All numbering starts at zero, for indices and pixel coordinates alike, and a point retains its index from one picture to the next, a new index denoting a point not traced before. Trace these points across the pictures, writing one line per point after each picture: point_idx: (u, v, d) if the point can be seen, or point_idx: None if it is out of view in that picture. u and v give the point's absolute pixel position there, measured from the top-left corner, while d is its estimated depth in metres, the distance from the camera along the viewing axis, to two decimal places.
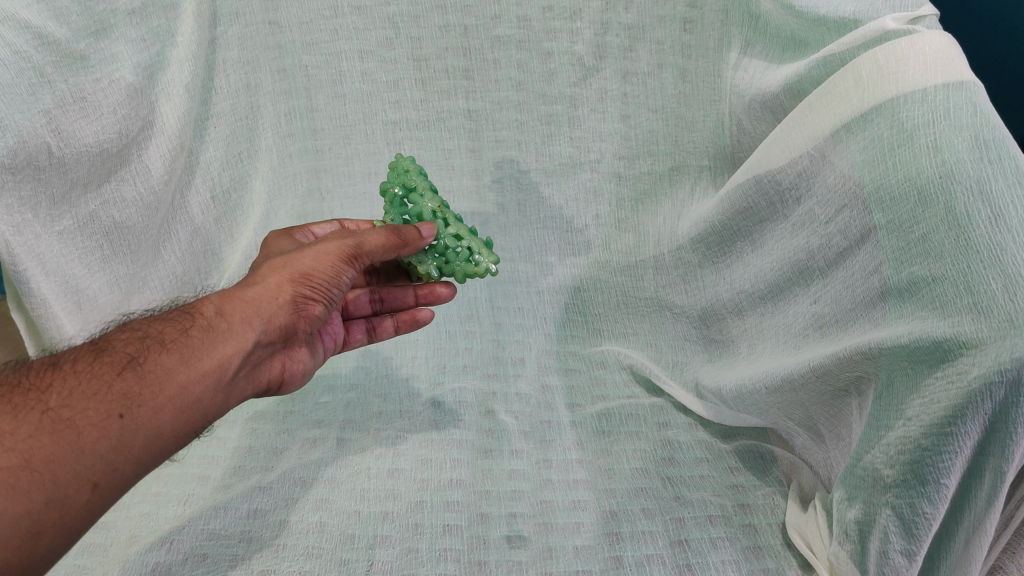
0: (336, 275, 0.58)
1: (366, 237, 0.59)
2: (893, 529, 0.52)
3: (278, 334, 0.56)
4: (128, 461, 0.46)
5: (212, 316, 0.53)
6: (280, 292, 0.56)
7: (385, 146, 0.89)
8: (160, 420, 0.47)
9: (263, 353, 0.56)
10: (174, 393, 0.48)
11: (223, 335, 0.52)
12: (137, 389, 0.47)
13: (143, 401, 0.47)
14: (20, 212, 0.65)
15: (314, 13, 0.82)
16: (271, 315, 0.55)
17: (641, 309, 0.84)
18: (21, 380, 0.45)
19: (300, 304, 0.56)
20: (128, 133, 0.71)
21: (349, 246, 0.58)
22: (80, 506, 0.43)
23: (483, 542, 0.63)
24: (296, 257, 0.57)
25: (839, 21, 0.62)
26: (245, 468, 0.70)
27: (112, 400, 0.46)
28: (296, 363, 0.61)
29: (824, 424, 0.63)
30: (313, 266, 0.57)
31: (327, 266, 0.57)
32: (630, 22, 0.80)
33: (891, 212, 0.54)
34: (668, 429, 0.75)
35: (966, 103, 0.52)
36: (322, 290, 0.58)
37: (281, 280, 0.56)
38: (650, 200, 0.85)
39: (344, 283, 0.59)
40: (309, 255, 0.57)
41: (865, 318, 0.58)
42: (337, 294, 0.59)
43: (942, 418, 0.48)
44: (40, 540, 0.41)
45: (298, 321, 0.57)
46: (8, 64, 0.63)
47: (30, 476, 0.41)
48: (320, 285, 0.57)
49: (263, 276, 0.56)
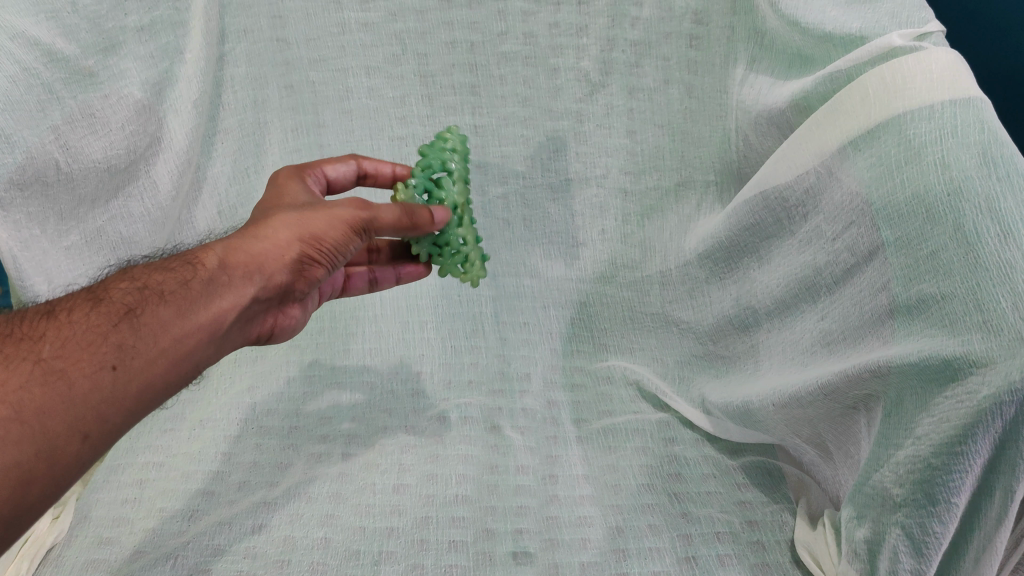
0: (343, 243, 0.56)
1: (380, 210, 0.56)
2: (903, 548, 0.52)
3: (276, 290, 0.56)
4: (119, 413, 0.45)
5: (213, 268, 0.52)
6: (285, 253, 0.54)
7: (391, 161, 0.88)
8: (153, 371, 0.47)
9: (259, 307, 0.56)
10: (169, 345, 0.48)
11: (221, 291, 0.52)
12: (132, 341, 0.47)
13: (136, 352, 0.47)
14: (28, 227, 0.65)
15: (321, 30, 0.83)
16: (272, 273, 0.54)
17: (647, 324, 0.84)
18: (16, 331, 0.45)
19: (302, 264, 0.56)
20: (135, 149, 0.71)
21: (361, 217, 0.56)
22: (71, 457, 0.43)
23: (489, 559, 0.63)
24: (307, 217, 0.56)
25: (845, 37, 0.63)
26: (250, 483, 0.70)
27: (105, 350, 0.46)
28: (288, 316, 0.61)
29: (832, 442, 0.63)
30: (322, 231, 0.55)
31: (335, 232, 0.56)
32: (636, 39, 0.80)
33: (899, 229, 0.54)
34: (674, 444, 0.75)
35: (974, 120, 0.52)
36: (328, 255, 0.56)
37: (289, 239, 0.55)
38: (656, 215, 0.85)
39: (349, 249, 0.58)
40: (320, 217, 0.55)
41: (872, 335, 0.58)
42: (341, 260, 0.58)
43: (952, 437, 0.48)
44: (30, 490, 0.40)
45: (297, 281, 0.57)
46: (18, 80, 0.63)
47: (19, 427, 0.41)
48: (326, 251, 0.56)
49: (271, 231, 0.55)
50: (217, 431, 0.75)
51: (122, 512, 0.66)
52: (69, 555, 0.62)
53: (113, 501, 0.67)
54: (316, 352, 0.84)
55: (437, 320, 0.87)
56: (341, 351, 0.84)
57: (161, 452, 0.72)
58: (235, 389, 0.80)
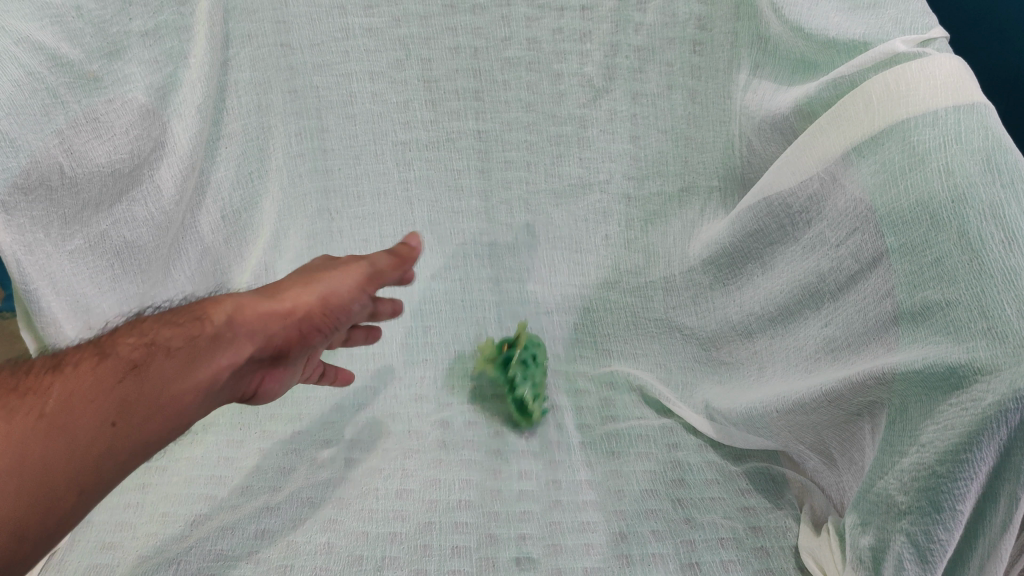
0: (348, 300, 0.62)
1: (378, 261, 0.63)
2: (908, 556, 0.51)
3: (276, 350, 0.59)
4: (115, 466, 0.49)
5: (219, 325, 0.56)
6: (292, 311, 0.59)
7: (395, 166, 0.89)
8: (150, 427, 0.50)
9: (253, 365, 0.58)
10: (167, 402, 0.51)
11: (225, 347, 0.55)
12: (133, 397, 0.50)
13: (136, 409, 0.50)
14: (32, 232, 0.64)
15: (326, 34, 0.82)
16: (275, 332, 0.58)
17: (650, 330, 0.84)
18: (22, 382, 0.48)
19: (308, 323, 0.60)
20: (139, 154, 0.70)
21: (365, 271, 0.62)
22: (67, 508, 0.46)
23: (492, 565, 0.63)
24: (317, 279, 0.61)
25: (849, 43, 0.63)
26: (252, 488, 0.70)
27: (106, 407, 0.49)
28: (278, 382, 0.62)
29: (836, 448, 0.63)
30: (335, 290, 0.61)
31: (342, 289, 0.61)
32: (639, 44, 0.81)
33: (903, 235, 0.54)
34: (678, 450, 0.75)
35: (978, 127, 0.53)
36: (333, 315, 0.61)
37: (299, 297, 0.60)
38: (660, 220, 0.85)
39: (353, 310, 0.62)
40: (330, 278, 0.62)
41: (877, 341, 0.58)
42: (342, 321, 0.63)
43: (957, 445, 0.47)
44: (23, 541, 0.44)
45: (300, 339, 0.60)
46: (22, 85, 0.62)
47: (19, 480, 0.44)
48: (332, 308, 0.61)
49: (281, 293, 0.60)
50: (219, 437, 0.74)
51: (123, 517, 0.66)
52: (71, 560, 0.62)
53: (115, 506, 0.67)
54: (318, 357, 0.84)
55: (440, 324, 0.87)
56: (344, 355, 0.84)
57: (163, 457, 0.72)
58: None
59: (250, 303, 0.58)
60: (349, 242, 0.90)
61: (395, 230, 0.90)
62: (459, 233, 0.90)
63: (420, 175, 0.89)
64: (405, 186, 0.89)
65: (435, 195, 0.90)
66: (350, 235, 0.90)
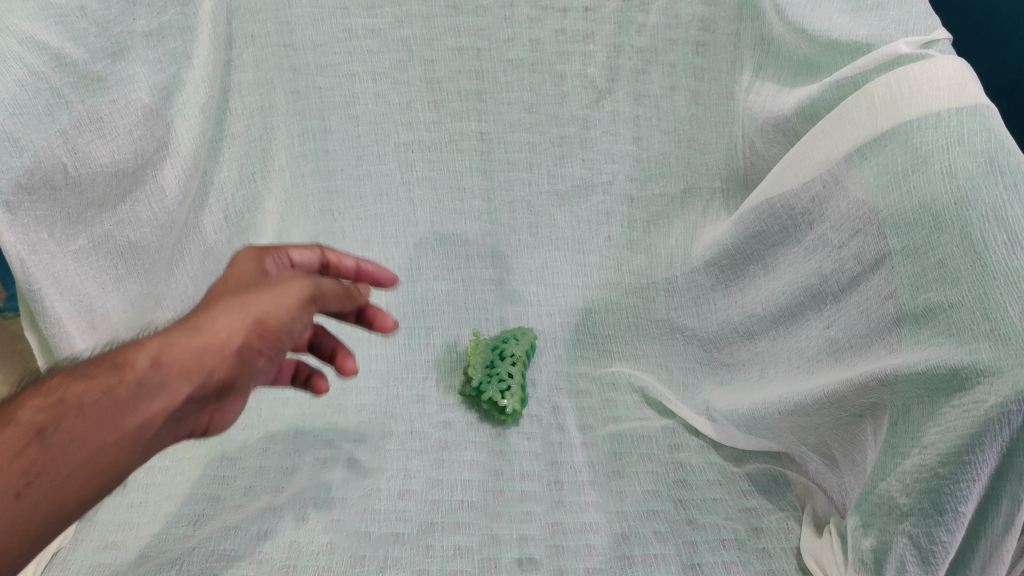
0: (289, 322, 0.47)
1: (325, 281, 0.50)
2: (910, 558, 0.51)
3: (213, 391, 0.45)
4: (22, 543, 0.38)
5: (145, 368, 0.42)
6: (225, 342, 0.44)
7: (397, 167, 0.88)
8: (65, 493, 0.39)
9: (190, 409, 0.44)
10: (80, 463, 0.39)
11: (151, 397, 0.42)
12: (41, 463, 0.39)
13: (46, 473, 0.39)
14: (37, 231, 0.64)
15: (329, 35, 0.82)
16: (212, 369, 0.44)
17: (652, 331, 0.84)
18: None
19: (247, 355, 0.46)
20: (144, 153, 0.70)
21: (309, 289, 0.49)
22: None
23: (495, 565, 0.63)
24: (249, 296, 0.46)
25: (851, 45, 0.63)
26: (255, 489, 0.70)
27: (6, 474, 0.38)
28: (228, 412, 0.48)
29: (839, 450, 0.63)
30: (272, 311, 0.46)
31: (282, 310, 0.47)
32: (641, 45, 0.81)
33: (906, 237, 0.54)
34: (680, 451, 0.75)
35: (980, 128, 0.53)
36: (273, 342, 0.47)
37: (230, 326, 0.45)
38: (662, 221, 0.85)
39: (295, 333, 0.48)
40: (265, 297, 0.46)
41: (879, 343, 0.58)
42: (286, 344, 0.49)
43: (960, 447, 0.47)
44: None
45: (242, 368, 0.46)
46: (26, 84, 0.62)
47: None
48: (273, 331, 0.46)
49: (209, 318, 0.45)
50: (222, 437, 0.74)
51: (126, 517, 0.66)
52: (74, 559, 0.62)
53: (118, 505, 0.67)
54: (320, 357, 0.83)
55: (443, 325, 0.87)
56: None
57: (166, 457, 0.72)
58: None
59: (176, 336, 0.44)
60: (351, 243, 0.89)
61: (398, 230, 0.90)
62: (461, 234, 0.90)
63: (422, 176, 0.89)
64: (407, 186, 0.89)
65: (437, 196, 0.90)
66: (352, 236, 0.89)
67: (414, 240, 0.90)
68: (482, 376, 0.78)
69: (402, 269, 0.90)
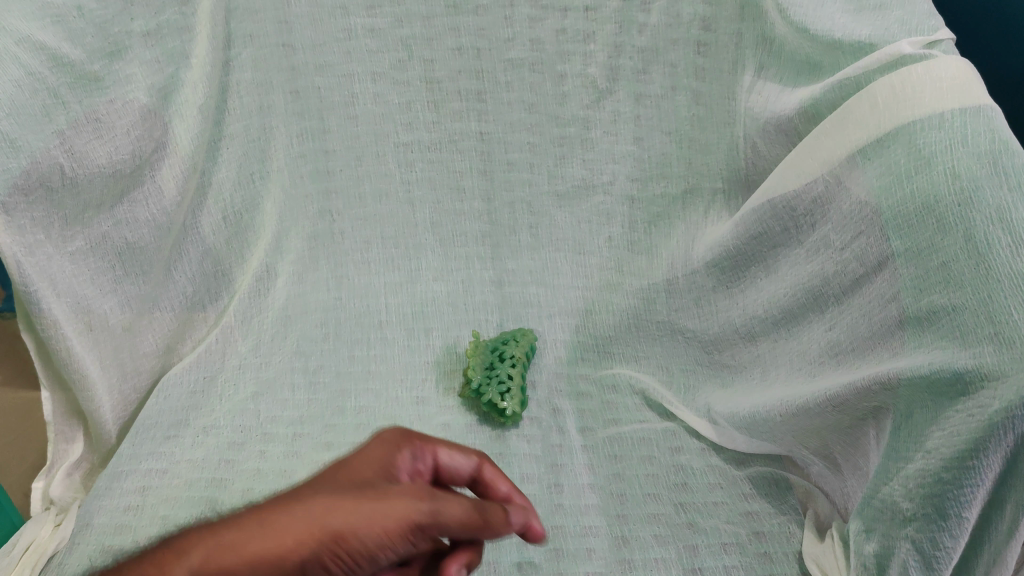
0: (378, 545, 0.41)
1: (447, 506, 0.42)
2: (913, 563, 0.51)
3: None
4: None
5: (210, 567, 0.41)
6: (291, 552, 0.40)
7: (397, 167, 0.88)
8: None
9: None
10: None
11: None
12: None
13: None
14: (33, 233, 0.63)
15: (328, 35, 0.82)
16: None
17: (653, 333, 0.83)
18: None
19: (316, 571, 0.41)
20: (141, 154, 0.70)
21: (418, 515, 0.41)
22: None
23: (494, 569, 0.62)
24: (349, 502, 0.42)
25: (855, 45, 0.63)
26: (254, 491, 0.69)
27: None
28: None
29: (841, 455, 0.63)
30: (356, 529, 0.41)
31: (372, 533, 0.41)
32: (642, 45, 0.80)
33: (909, 239, 0.54)
34: (681, 454, 0.74)
35: (984, 129, 0.53)
36: (355, 560, 0.41)
37: (301, 535, 0.41)
38: (663, 222, 0.84)
39: (392, 556, 0.42)
40: (364, 511, 0.41)
41: (882, 346, 0.57)
42: (381, 565, 0.42)
43: (963, 452, 0.47)
44: None
45: None
46: (23, 85, 0.62)
47: None
48: (349, 556, 0.41)
49: (290, 513, 0.42)
50: (220, 440, 0.74)
51: (123, 520, 0.66)
52: (71, 562, 0.63)
53: (115, 509, 0.66)
54: (319, 358, 0.83)
55: (442, 327, 0.87)
56: (345, 357, 0.84)
57: (163, 459, 0.71)
58: (240, 397, 0.77)
59: (250, 526, 0.42)
60: (350, 243, 0.89)
61: (397, 231, 0.90)
62: (461, 234, 0.90)
63: (421, 176, 0.89)
64: (406, 187, 0.89)
65: (437, 196, 0.89)
66: (350, 237, 0.89)
67: (413, 241, 0.90)
68: (482, 378, 0.78)
69: (401, 270, 0.90)
